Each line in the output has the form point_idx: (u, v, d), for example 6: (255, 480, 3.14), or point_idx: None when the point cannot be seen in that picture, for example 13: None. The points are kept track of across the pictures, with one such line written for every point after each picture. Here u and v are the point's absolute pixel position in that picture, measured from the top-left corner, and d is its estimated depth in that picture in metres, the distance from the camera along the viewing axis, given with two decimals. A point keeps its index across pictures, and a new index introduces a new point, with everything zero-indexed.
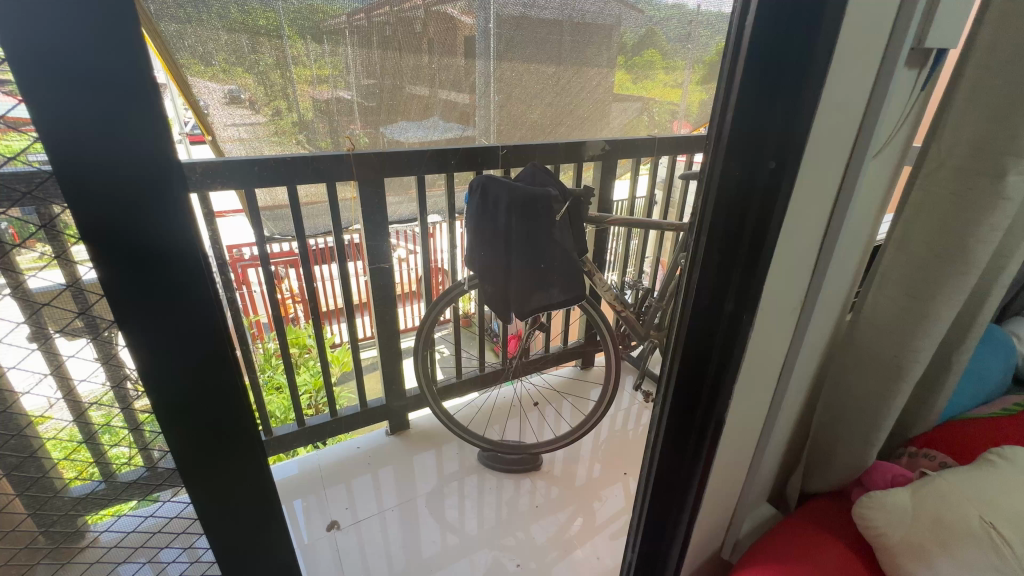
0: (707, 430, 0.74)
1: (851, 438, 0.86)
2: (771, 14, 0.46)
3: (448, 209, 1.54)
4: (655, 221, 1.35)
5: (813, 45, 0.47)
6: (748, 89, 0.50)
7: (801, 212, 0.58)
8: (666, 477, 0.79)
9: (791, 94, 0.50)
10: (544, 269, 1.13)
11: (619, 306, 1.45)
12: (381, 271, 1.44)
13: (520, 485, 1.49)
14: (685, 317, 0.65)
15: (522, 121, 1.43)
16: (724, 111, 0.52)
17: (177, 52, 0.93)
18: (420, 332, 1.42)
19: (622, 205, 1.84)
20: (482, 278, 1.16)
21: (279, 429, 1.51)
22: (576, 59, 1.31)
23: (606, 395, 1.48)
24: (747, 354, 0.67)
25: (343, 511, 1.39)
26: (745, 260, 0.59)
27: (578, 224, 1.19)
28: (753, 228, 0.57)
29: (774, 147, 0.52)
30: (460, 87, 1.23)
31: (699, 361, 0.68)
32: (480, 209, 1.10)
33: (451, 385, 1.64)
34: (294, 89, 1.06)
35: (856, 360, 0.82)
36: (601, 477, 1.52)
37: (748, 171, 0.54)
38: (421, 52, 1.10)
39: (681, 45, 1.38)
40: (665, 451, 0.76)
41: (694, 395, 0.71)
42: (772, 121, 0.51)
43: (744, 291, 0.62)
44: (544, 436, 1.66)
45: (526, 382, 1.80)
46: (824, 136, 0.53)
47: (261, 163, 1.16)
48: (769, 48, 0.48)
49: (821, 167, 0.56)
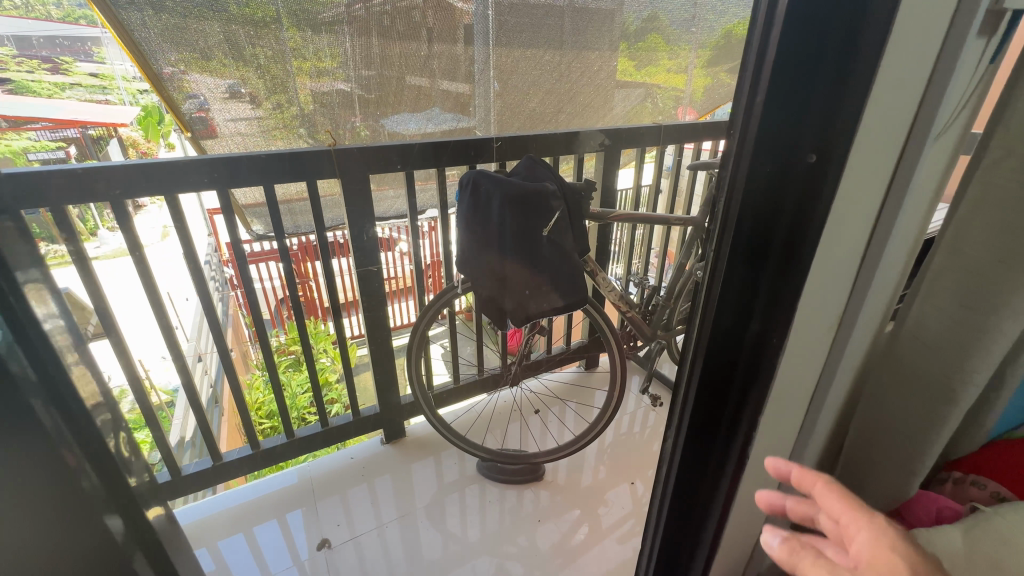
0: (728, 461, 0.68)
1: (875, 494, 0.68)
2: (806, 8, 0.41)
3: (440, 202, 1.44)
4: (662, 217, 1.32)
5: (858, 32, 0.41)
6: (780, 90, 0.44)
7: (846, 223, 0.49)
8: (682, 510, 0.75)
9: (833, 92, 0.44)
10: (542, 271, 1.07)
11: (625, 306, 1.44)
12: (370, 273, 1.36)
13: (523, 495, 1.44)
14: (700, 338, 0.60)
15: (521, 113, 1.46)
16: (739, 125, 0.48)
17: (151, 55, 1.00)
18: (415, 331, 1.39)
19: (626, 194, 1.70)
20: (476, 284, 1.12)
21: (267, 442, 1.48)
22: (577, 44, 1.28)
23: (612, 400, 1.43)
24: (773, 387, 0.60)
25: (335, 528, 1.35)
26: (773, 280, 0.54)
27: (577, 219, 1.14)
28: (783, 243, 0.52)
29: (812, 145, 0.46)
30: (457, 76, 1.24)
31: (718, 385, 0.63)
32: (471, 209, 1.05)
33: (447, 392, 1.61)
34: (294, 81, 1.15)
35: (875, 391, 0.66)
36: (606, 481, 1.49)
37: (778, 182, 0.49)
38: (421, 41, 1.14)
39: (684, 28, 1.28)
40: (682, 480, 0.71)
41: (713, 424, 0.66)
42: (809, 123, 0.45)
43: (769, 311, 0.56)
44: (547, 445, 1.62)
45: (525, 386, 1.75)
46: (884, 143, 0.46)
47: (234, 161, 1.06)
48: (804, 44, 0.42)
49: (874, 169, 0.47)
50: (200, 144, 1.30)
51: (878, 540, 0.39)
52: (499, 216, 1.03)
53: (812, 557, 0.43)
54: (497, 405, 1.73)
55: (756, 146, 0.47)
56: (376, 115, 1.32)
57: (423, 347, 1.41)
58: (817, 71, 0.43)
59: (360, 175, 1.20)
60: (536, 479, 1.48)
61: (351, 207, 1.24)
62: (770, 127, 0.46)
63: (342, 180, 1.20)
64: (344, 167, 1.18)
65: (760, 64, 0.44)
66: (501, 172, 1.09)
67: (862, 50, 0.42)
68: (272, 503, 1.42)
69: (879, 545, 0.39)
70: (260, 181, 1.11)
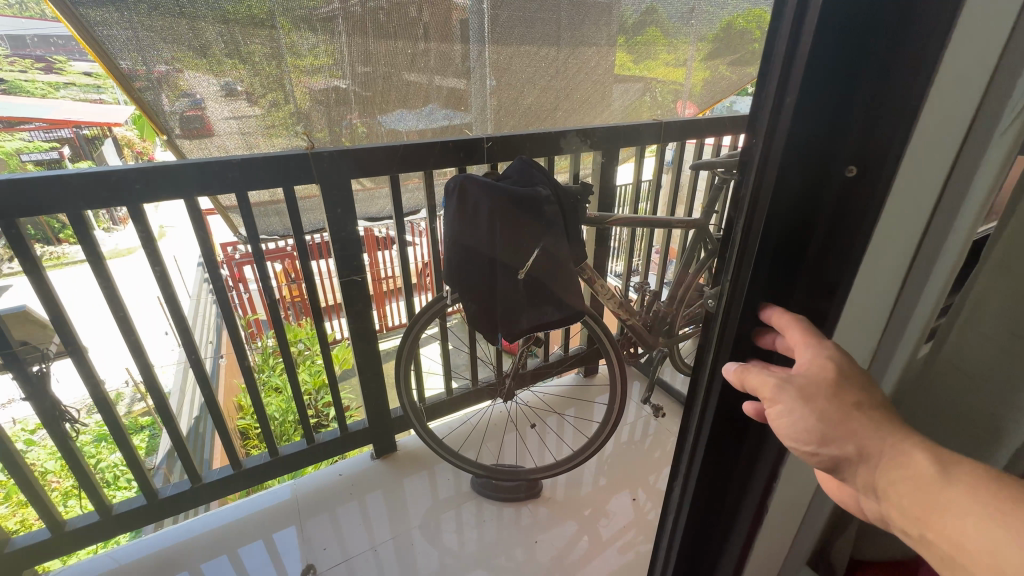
0: (746, 496, 0.65)
1: None
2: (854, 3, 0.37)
3: (428, 205, 1.40)
4: (663, 220, 1.28)
5: (906, 35, 0.38)
6: (811, 96, 0.41)
7: (883, 250, 0.47)
8: (692, 548, 0.72)
9: (876, 99, 0.41)
10: (544, 287, 1.07)
11: (625, 314, 1.40)
12: (353, 283, 1.31)
13: (520, 512, 1.41)
14: (713, 363, 0.57)
15: (517, 110, 1.41)
16: (761, 133, 0.44)
17: (116, 56, 0.94)
18: (401, 348, 1.36)
19: (626, 189, 1.63)
20: (465, 296, 1.07)
21: (249, 462, 1.44)
22: (574, 38, 1.22)
23: (613, 415, 1.40)
24: None
25: (321, 553, 1.32)
26: (803, 305, 0.51)
27: (574, 224, 1.10)
28: (815, 262, 0.48)
29: (851, 157, 0.43)
30: (452, 73, 1.20)
31: (736, 414, 0.59)
32: (458, 213, 1.00)
33: (439, 402, 1.58)
34: (290, 78, 1.10)
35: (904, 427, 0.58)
36: (606, 490, 1.46)
37: (810, 196, 0.45)
38: (416, 39, 1.08)
39: (683, 23, 1.25)
40: (698, 512, 0.68)
41: (724, 462, 0.63)
42: (850, 133, 0.42)
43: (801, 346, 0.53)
44: (545, 461, 1.57)
45: (519, 398, 1.71)
46: (924, 163, 0.42)
47: (202, 169, 1.01)
48: (847, 42, 0.39)
49: (910, 194, 0.44)
50: (178, 147, 1.22)
51: (820, 355, 0.45)
52: (487, 224, 0.99)
53: (758, 369, 0.48)
54: (492, 417, 1.71)
55: (783, 158, 0.43)
56: (371, 115, 1.27)
57: (410, 358, 1.38)
58: (861, 73, 0.40)
59: (341, 176, 1.16)
60: (534, 495, 1.45)
61: (331, 213, 1.20)
62: (801, 133, 0.42)
63: (321, 184, 1.16)
64: (323, 171, 1.14)
65: (791, 61, 0.40)
66: (491, 176, 1.04)
67: (908, 53, 0.39)
68: (258, 522, 1.39)
69: (819, 357, 0.44)
70: (235, 189, 1.07)
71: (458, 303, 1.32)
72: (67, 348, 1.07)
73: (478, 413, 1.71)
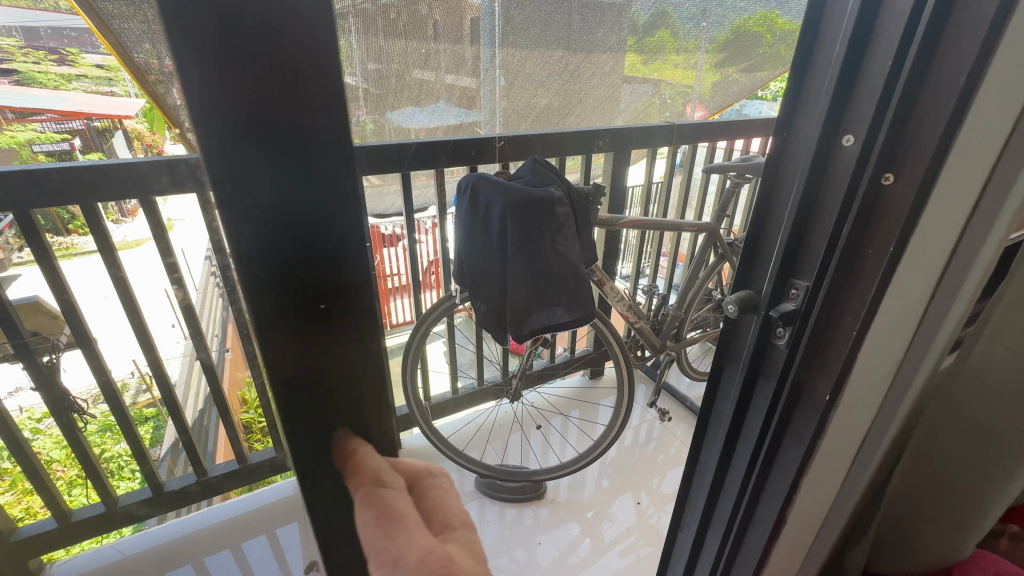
0: (782, 472, 0.72)
1: (942, 519, 0.82)
2: (881, 19, 0.44)
3: (439, 202, 1.43)
4: (670, 221, 1.32)
5: (865, 52, 0.46)
6: (826, 106, 0.48)
7: (923, 249, 0.54)
8: (716, 511, 0.83)
9: (908, 110, 0.46)
10: (547, 284, 1.05)
11: (633, 315, 1.43)
12: None
13: (524, 513, 1.41)
14: (746, 351, 0.65)
15: (529, 113, 1.39)
16: (784, 138, 0.54)
17: None
18: (409, 344, 1.36)
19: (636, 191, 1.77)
20: (475, 295, 1.08)
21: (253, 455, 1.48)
22: (585, 44, 1.24)
23: (617, 422, 1.45)
24: (827, 412, 0.64)
25: None
26: (840, 291, 0.56)
27: (584, 225, 1.13)
28: (841, 262, 0.54)
29: (886, 167, 0.48)
30: (463, 69, 1.10)
31: (752, 392, 0.68)
32: (470, 211, 1.02)
33: (445, 402, 1.60)
34: None
35: (923, 439, 0.82)
36: (610, 488, 1.49)
37: (837, 199, 0.51)
38: None
39: (695, 25, 1.27)
40: (721, 474, 0.78)
41: (758, 440, 0.70)
42: (887, 141, 0.47)
43: (830, 335, 0.59)
44: (548, 462, 1.57)
45: (526, 401, 1.73)
46: (967, 168, 0.50)
47: None
48: (870, 59, 0.46)
49: (951, 199, 0.51)
50: None
51: None
52: (499, 224, 1.00)
53: None
54: (496, 419, 1.69)
55: (254, 206, 0.34)
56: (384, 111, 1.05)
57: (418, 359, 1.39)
58: (893, 86, 0.45)
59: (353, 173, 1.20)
60: (538, 496, 1.47)
61: None
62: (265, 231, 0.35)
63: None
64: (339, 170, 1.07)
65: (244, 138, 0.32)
66: (504, 175, 1.05)
67: (936, 72, 0.44)
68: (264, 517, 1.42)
69: None
70: None
71: (469, 302, 1.33)
72: (78, 338, 1.10)
73: (485, 414, 1.69)
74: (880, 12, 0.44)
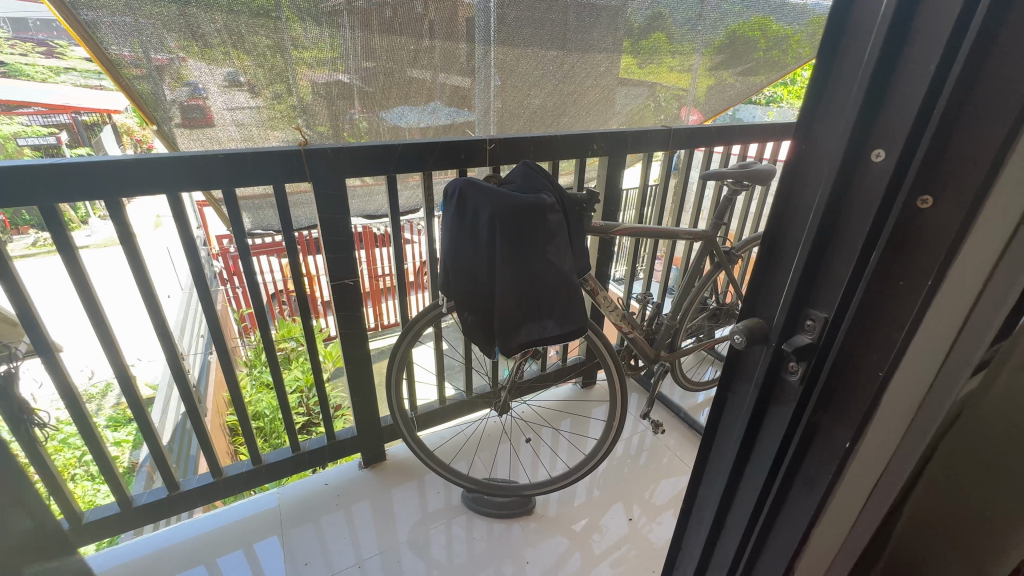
0: (786, 532, 0.62)
1: None
2: (921, 16, 0.38)
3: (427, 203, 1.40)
4: (664, 228, 1.30)
5: (901, 55, 0.39)
6: (853, 116, 0.42)
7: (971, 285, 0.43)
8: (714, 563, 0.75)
9: (955, 121, 0.38)
10: (537, 293, 1.03)
11: (626, 324, 1.40)
12: (346, 285, 1.30)
13: (511, 530, 1.38)
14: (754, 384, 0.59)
15: (521, 113, 1.41)
16: (802, 151, 0.48)
17: (108, 44, 0.89)
18: (396, 352, 1.33)
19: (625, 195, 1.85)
20: (462, 305, 1.05)
21: (230, 469, 1.41)
22: (581, 45, 1.23)
23: (609, 434, 1.42)
24: (841, 469, 0.54)
25: (303, 567, 1.27)
26: (862, 328, 0.47)
27: (576, 234, 1.11)
28: (865, 296, 0.46)
29: (921, 186, 0.40)
30: (456, 70, 1.18)
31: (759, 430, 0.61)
32: (457, 217, 0.99)
33: (433, 411, 1.55)
34: (293, 70, 1.06)
35: None
36: (600, 500, 1.47)
37: (864, 224, 0.44)
38: (421, 36, 1.06)
39: (690, 28, 1.30)
40: (722, 520, 0.70)
41: (762, 489, 0.62)
42: (927, 157, 0.39)
43: (853, 379, 0.50)
44: (538, 476, 1.53)
45: (514, 412, 1.74)
46: None
47: (189, 160, 0.99)
48: (906, 63, 0.39)
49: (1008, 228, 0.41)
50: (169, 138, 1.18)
51: None
52: (488, 232, 0.97)
53: None
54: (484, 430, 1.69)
55: None
56: (374, 109, 1.23)
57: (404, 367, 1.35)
58: (937, 91, 0.38)
59: (337, 175, 1.14)
60: (526, 512, 1.42)
61: (326, 210, 1.19)
62: None
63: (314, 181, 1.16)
64: (317, 169, 1.11)
65: None
66: (495, 180, 1.03)
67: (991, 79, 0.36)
68: (241, 530, 1.36)
69: None
70: (223, 184, 1.04)
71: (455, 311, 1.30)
72: (37, 347, 1.03)
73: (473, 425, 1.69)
74: (920, 10, 0.37)
